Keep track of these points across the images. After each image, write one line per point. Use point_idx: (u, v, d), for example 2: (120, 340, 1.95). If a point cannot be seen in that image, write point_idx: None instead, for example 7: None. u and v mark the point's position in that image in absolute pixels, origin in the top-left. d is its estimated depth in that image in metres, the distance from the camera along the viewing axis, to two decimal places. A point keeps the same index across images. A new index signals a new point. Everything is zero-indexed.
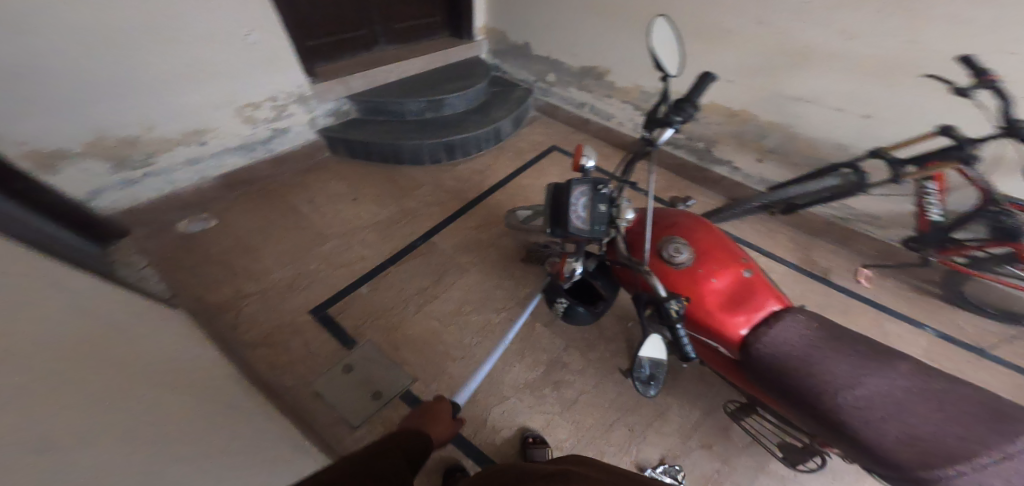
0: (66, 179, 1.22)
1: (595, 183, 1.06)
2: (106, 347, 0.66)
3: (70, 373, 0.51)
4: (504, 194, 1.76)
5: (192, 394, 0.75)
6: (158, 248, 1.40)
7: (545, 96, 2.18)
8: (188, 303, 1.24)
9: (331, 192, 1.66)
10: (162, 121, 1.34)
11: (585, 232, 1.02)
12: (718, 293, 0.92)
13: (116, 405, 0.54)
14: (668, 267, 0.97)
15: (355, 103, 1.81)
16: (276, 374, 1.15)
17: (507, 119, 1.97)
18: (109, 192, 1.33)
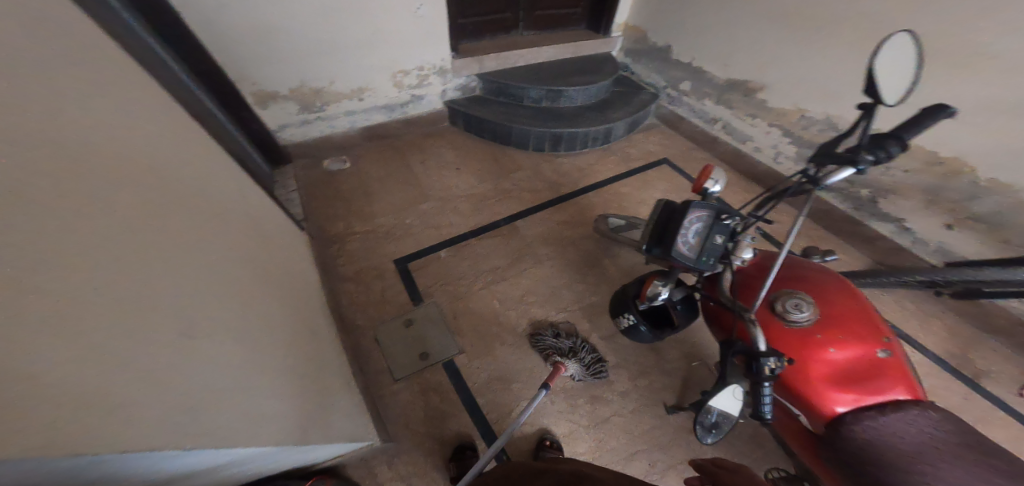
0: (269, 113, 1.57)
1: (719, 211, 0.94)
2: (248, 245, 0.84)
3: (217, 256, 0.67)
4: (599, 196, 1.70)
5: (286, 299, 0.91)
6: (305, 175, 1.71)
7: (672, 105, 2.00)
8: (313, 227, 1.51)
9: (441, 159, 1.81)
10: (341, 78, 1.62)
11: (689, 261, 0.94)
12: (833, 365, 0.75)
13: (239, 291, 0.69)
14: (776, 319, 0.81)
15: (482, 82, 1.92)
16: (353, 309, 1.33)
17: (623, 121, 1.87)
18: (291, 127, 1.66)
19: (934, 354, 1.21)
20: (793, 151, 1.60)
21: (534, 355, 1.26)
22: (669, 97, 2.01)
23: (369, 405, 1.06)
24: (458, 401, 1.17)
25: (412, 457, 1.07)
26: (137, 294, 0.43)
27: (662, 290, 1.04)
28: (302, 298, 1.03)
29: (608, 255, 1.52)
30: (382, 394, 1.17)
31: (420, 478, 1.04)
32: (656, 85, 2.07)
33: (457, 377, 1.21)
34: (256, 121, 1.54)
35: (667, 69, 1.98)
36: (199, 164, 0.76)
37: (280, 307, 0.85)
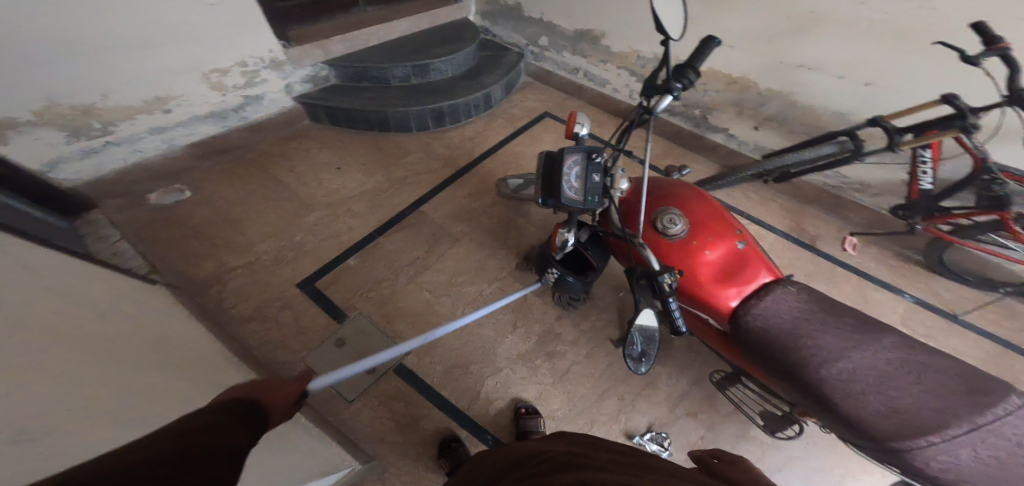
0: (14, 148, 1.13)
1: (589, 153, 1.03)
2: (91, 330, 0.62)
3: (48, 353, 0.48)
4: (496, 162, 1.72)
5: (177, 373, 0.72)
6: (133, 220, 1.33)
7: (537, 61, 2.10)
8: (170, 276, 1.19)
9: (315, 160, 1.59)
10: (119, 88, 1.23)
11: (578, 203, 1.01)
12: (711, 265, 0.93)
13: (96, 391, 0.51)
14: (662, 239, 0.97)
15: (333, 69, 1.70)
16: (268, 348, 1.13)
17: (498, 84, 1.89)
18: (69, 163, 1.24)
19: (774, 229, 1.60)
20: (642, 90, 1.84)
21: (483, 331, 1.27)
22: (533, 55, 2.10)
23: (331, 432, 0.96)
24: (423, 404, 1.11)
25: (398, 475, 1.00)
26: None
27: (568, 236, 1.11)
28: (201, 366, 0.84)
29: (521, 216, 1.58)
30: (341, 419, 1.06)
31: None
32: (518, 44, 2.13)
33: (414, 378, 1.15)
34: (7, 163, 1.10)
35: (524, 28, 2.04)
36: None
37: (172, 387, 0.67)
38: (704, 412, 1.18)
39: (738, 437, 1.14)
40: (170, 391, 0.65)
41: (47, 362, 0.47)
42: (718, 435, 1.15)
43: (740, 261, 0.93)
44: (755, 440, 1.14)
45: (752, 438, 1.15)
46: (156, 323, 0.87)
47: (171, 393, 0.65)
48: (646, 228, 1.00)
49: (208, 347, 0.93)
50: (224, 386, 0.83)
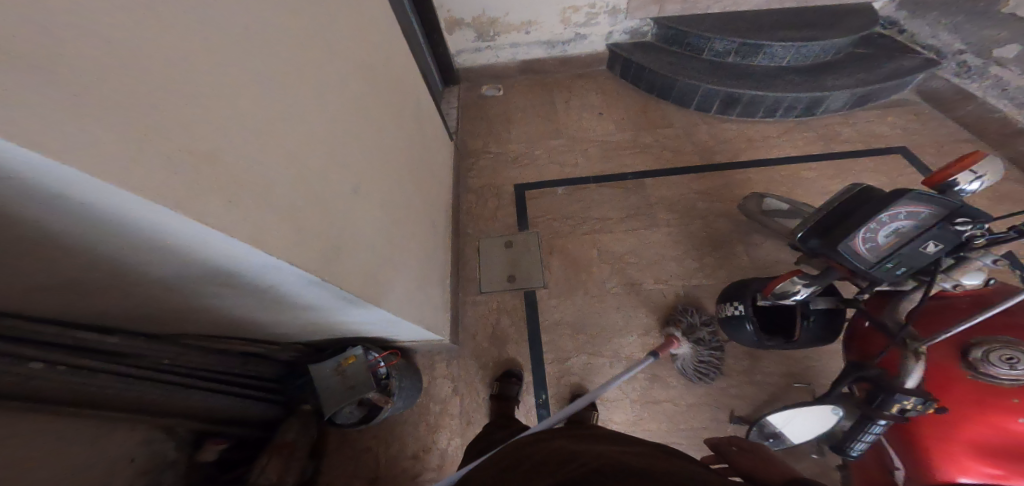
0: (453, 38, 1.76)
1: (954, 213, 0.62)
2: (384, 129, 1.00)
3: (349, 118, 0.82)
4: (759, 175, 1.43)
5: (403, 178, 1.09)
6: (465, 98, 1.90)
7: (960, 78, 1.45)
8: (459, 141, 1.70)
9: (587, 101, 1.76)
10: (516, 11, 1.66)
11: (860, 262, 0.73)
12: (1010, 438, 0.56)
13: (362, 157, 0.86)
14: (957, 361, 0.62)
15: (656, 27, 1.72)
16: (468, 218, 1.50)
17: (846, 91, 1.47)
18: (466, 53, 1.83)
19: None
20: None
21: (614, 315, 1.25)
22: (964, 68, 1.43)
23: (449, 310, 1.25)
24: (523, 332, 1.27)
25: (466, 364, 1.24)
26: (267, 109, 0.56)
27: (798, 289, 0.86)
28: (423, 202, 1.23)
29: (743, 242, 1.32)
30: (465, 301, 1.34)
31: (466, 386, 1.21)
32: (942, 48, 1.49)
33: (533, 307, 1.30)
34: (441, 45, 1.77)
35: (976, 28, 1.36)
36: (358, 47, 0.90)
37: (394, 181, 1.02)
38: None
39: None
40: (389, 187, 0.99)
41: (349, 127, 0.81)
42: None
43: None
44: None
45: None
46: (423, 153, 1.28)
47: (389, 188, 0.99)
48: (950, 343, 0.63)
49: (434, 187, 1.34)
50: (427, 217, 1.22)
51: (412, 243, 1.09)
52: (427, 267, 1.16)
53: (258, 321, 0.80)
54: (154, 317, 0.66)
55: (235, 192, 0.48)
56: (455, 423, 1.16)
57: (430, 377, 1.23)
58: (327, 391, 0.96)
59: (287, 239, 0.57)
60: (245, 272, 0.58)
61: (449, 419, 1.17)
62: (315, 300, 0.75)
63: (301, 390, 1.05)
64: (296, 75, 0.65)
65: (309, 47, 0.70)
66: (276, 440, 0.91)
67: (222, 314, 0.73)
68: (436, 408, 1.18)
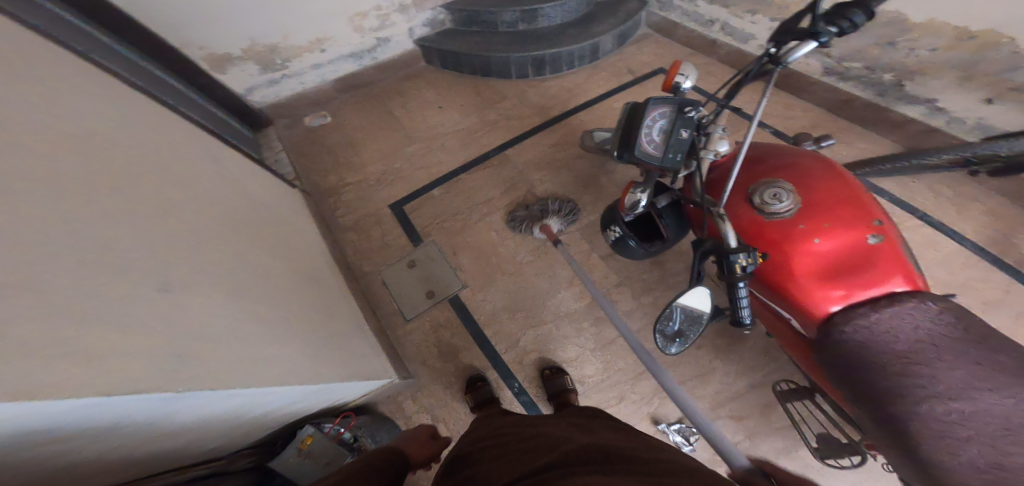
0: (228, 78, 1.50)
1: (681, 105, 0.89)
2: (206, 206, 0.82)
3: (151, 209, 0.64)
4: (591, 116, 1.65)
5: (259, 244, 0.92)
6: (291, 135, 1.67)
7: (664, 11, 1.88)
8: (308, 184, 1.52)
9: (423, 99, 1.74)
10: (297, 29, 1.50)
11: (654, 159, 0.90)
12: (821, 257, 0.70)
13: (192, 244, 0.69)
14: (754, 213, 0.77)
15: (450, 12, 1.76)
16: (358, 257, 1.37)
17: (609, 35, 1.77)
18: (260, 88, 1.59)
19: (952, 232, 1.22)
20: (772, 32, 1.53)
21: (538, 282, 1.32)
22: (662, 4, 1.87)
23: (384, 348, 1.15)
24: (468, 337, 1.26)
25: (431, 390, 1.20)
26: (22, 233, 0.40)
27: (641, 197, 1.00)
28: (299, 262, 1.07)
29: (605, 174, 1.52)
30: (397, 335, 1.27)
31: (444, 409, 1.17)
32: None
33: (464, 311, 1.29)
34: (219, 86, 1.48)
35: None
36: (105, 117, 0.69)
37: (253, 254, 0.86)
38: (753, 421, 1.05)
39: (780, 451, 1.01)
40: (254, 264, 0.84)
41: (160, 222, 0.64)
42: (756, 445, 1.03)
43: (865, 257, 0.67)
44: (798, 459, 1.00)
45: (796, 457, 1.01)
46: (269, 213, 1.11)
47: (253, 265, 0.84)
48: (742, 206, 0.80)
49: (307, 243, 1.19)
50: (313, 276, 1.08)
51: (310, 313, 0.96)
52: (337, 326, 1.03)
53: (161, 455, 0.63)
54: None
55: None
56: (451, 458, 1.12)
57: (406, 418, 1.17)
58: (306, 476, 0.90)
59: (125, 367, 0.44)
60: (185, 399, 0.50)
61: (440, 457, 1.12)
62: (202, 412, 0.58)
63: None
64: (33, 173, 0.46)
65: (37, 133, 0.51)
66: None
67: (109, 475, 0.55)
68: None
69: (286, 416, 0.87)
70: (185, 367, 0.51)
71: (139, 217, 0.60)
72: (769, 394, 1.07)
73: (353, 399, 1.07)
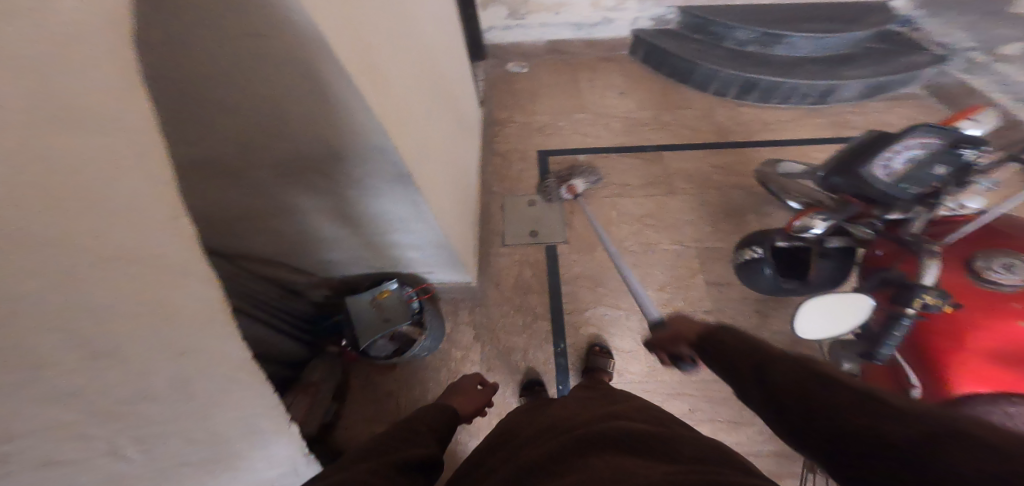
0: (486, 14, 1.84)
1: (957, 141, 0.75)
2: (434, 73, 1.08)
3: (419, 46, 0.89)
4: (771, 154, 1.55)
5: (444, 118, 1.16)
6: (492, 73, 1.96)
7: (969, 74, 1.59)
8: (487, 110, 1.78)
9: (612, 81, 1.85)
10: None
11: (879, 184, 0.83)
12: (1021, 343, 0.60)
13: (430, 81, 0.93)
14: (963, 274, 0.69)
15: (680, 15, 1.81)
16: (494, 177, 1.58)
17: (860, 81, 1.59)
18: (496, 31, 1.91)
19: None
20: None
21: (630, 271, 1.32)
22: (973, 64, 1.59)
23: (476, 255, 1.33)
24: (545, 282, 1.34)
25: (491, 307, 1.32)
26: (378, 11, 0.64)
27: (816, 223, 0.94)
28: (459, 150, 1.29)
29: (756, 210, 1.41)
30: (490, 252, 1.42)
31: (489, 331, 1.28)
32: (952, 45, 1.64)
33: (553, 260, 1.38)
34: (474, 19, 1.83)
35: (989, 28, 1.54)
36: None
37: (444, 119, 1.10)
38: None
39: None
40: (444, 125, 1.07)
41: (421, 56, 0.89)
42: None
43: None
44: None
45: None
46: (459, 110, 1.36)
47: (444, 125, 1.07)
48: (953, 260, 0.71)
49: (470, 146, 1.43)
50: (463, 169, 1.31)
51: (455, 188, 1.18)
52: (462, 211, 1.22)
53: (322, 228, 0.94)
54: (237, 204, 0.81)
55: (363, 67, 0.56)
56: (476, 367, 1.22)
57: (454, 322, 1.31)
58: (365, 321, 1.09)
59: (389, 124, 0.64)
60: (361, 186, 0.78)
61: (470, 363, 1.24)
62: (376, 205, 0.84)
63: (329, 332, 1.18)
64: None
65: None
66: (305, 380, 1.06)
67: (291, 214, 0.86)
68: (459, 350, 1.26)
69: (396, 260, 1.11)
70: (408, 147, 0.74)
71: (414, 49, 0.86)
72: None
73: (434, 279, 1.26)
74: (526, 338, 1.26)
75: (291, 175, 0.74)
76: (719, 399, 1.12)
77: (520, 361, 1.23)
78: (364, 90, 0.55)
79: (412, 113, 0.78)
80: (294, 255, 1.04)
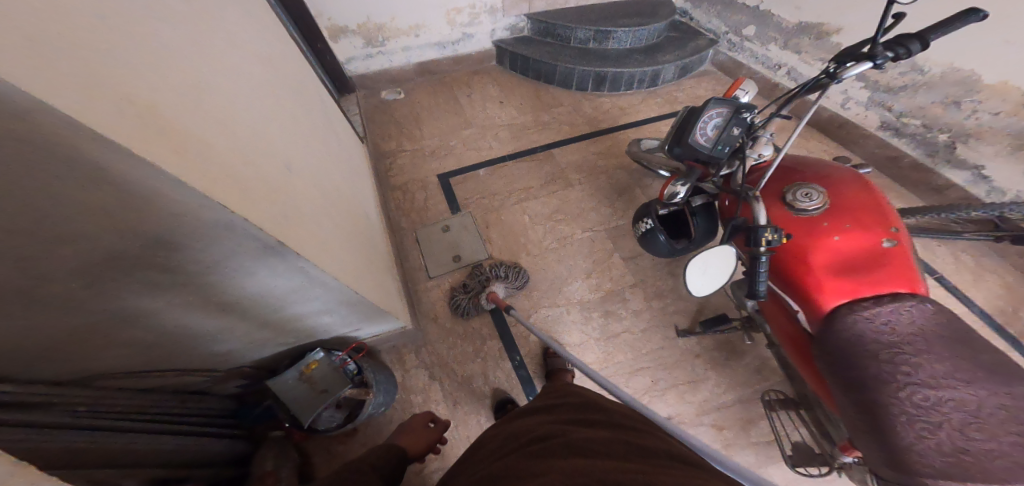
0: (342, 47, 1.74)
1: (738, 107, 0.97)
2: (303, 124, 0.98)
3: (257, 99, 0.78)
4: (638, 133, 1.77)
5: (329, 168, 1.06)
6: (367, 105, 1.86)
7: (731, 51, 1.98)
8: (371, 145, 1.69)
9: (487, 93, 1.91)
10: (402, 15, 1.72)
11: (702, 150, 1.00)
12: (837, 252, 0.77)
13: (278, 131, 0.82)
14: (784, 208, 0.85)
15: (530, 22, 1.95)
16: (399, 212, 1.51)
17: (672, 65, 1.90)
18: (356, 62, 1.82)
19: (966, 299, 1.31)
20: (864, 96, 1.55)
21: (557, 267, 1.39)
22: (731, 44, 1.98)
23: (404, 297, 1.26)
24: (483, 301, 1.34)
25: (437, 345, 1.27)
26: (174, 62, 0.52)
27: (679, 189, 1.10)
28: (355, 195, 1.20)
29: (642, 184, 1.60)
30: (418, 289, 1.36)
31: (442, 370, 1.22)
32: (715, 31, 2.03)
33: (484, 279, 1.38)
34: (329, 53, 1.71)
35: (730, 14, 1.92)
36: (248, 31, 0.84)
37: (323, 169, 1.01)
38: (731, 429, 1.14)
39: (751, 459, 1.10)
40: (322, 177, 0.97)
41: (261, 107, 0.78)
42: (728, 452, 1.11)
43: (876, 258, 0.75)
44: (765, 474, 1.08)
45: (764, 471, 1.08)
46: (343, 152, 1.26)
47: (321, 177, 0.97)
48: (774, 200, 0.88)
49: (364, 187, 1.34)
50: (365, 214, 1.22)
51: (362, 236, 1.10)
52: (375, 258, 1.15)
53: (187, 332, 0.75)
54: (51, 351, 0.60)
55: (172, 140, 0.44)
56: (440, 410, 1.16)
57: (403, 371, 1.23)
58: (297, 398, 0.97)
59: (236, 198, 0.54)
60: (229, 272, 0.65)
61: (433, 409, 1.17)
62: (257, 284, 0.72)
63: (263, 418, 1.05)
64: (207, 51, 0.63)
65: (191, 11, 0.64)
66: (257, 472, 0.92)
67: (134, 333, 0.68)
68: (417, 398, 1.18)
69: (309, 330, 0.99)
70: (269, 213, 0.63)
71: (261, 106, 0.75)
72: (754, 403, 1.17)
73: (363, 335, 1.15)
74: (482, 362, 1.24)
75: (157, 287, 0.60)
76: (668, 359, 1.24)
77: (483, 387, 1.20)
78: (184, 173, 0.43)
79: (269, 175, 0.69)
80: (169, 370, 0.82)
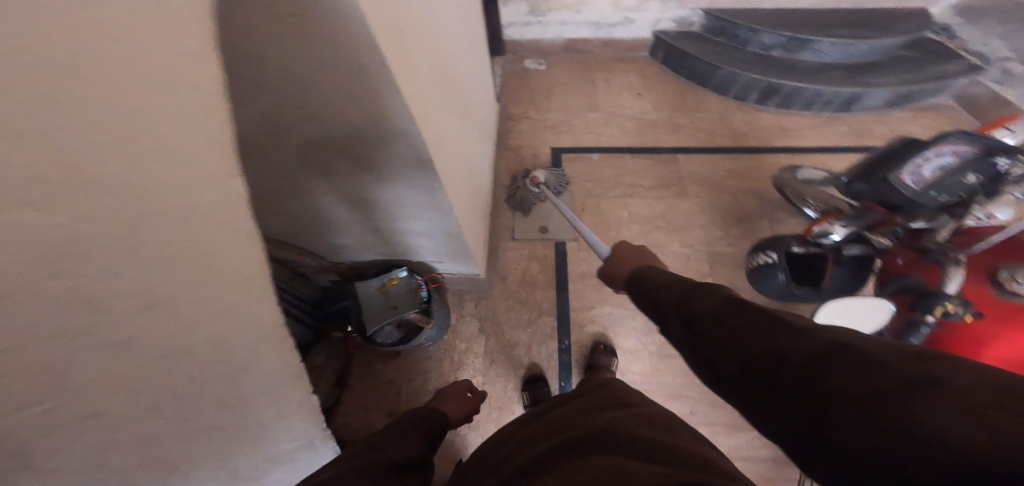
0: (507, 11, 1.84)
1: (993, 149, 0.75)
2: (463, 66, 1.08)
3: (448, 34, 0.90)
4: (787, 161, 1.53)
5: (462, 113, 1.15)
6: (510, 69, 1.96)
7: (1006, 84, 1.56)
8: (501, 106, 1.78)
9: (628, 82, 1.84)
10: None
11: (904, 192, 0.85)
12: None
13: (453, 67, 0.94)
14: None
15: (703, 17, 1.78)
16: (505, 173, 1.58)
17: (887, 90, 1.57)
18: (514, 27, 1.91)
19: None
20: None
21: None
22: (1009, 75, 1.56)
23: (484, 248, 1.33)
24: (552, 279, 1.35)
25: (496, 302, 1.33)
26: None
27: (835, 230, 0.97)
28: (478, 143, 1.29)
29: (768, 218, 1.39)
30: (499, 247, 1.43)
31: (492, 326, 1.29)
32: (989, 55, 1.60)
33: (561, 258, 1.39)
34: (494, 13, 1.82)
35: None
36: None
37: (467, 111, 1.11)
38: None
39: None
40: (466, 117, 1.08)
41: (450, 42, 0.89)
42: None
43: None
44: None
45: None
46: (479, 101, 1.36)
47: (466, 118, 1.08)
48: None
49: (484, 140, 1.43)
50: (478, 164, 1.31)
51: (474, 181, 1.20)
52: (476, 202, 1.24)
53: (332, 212, 0.94)
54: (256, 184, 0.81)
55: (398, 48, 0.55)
56: (478, 360, 1.23)
57: (459, 314, 1.32)
58: (371, 306, 1.12)
59: (415, 111, 0.64)
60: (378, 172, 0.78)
61: (472, 357, 1.25)
62: (387, 192, 0.85)
63: (333, 317, 1.21)
64: None
65: None
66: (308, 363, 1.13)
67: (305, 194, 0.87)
68: (462, 342, 1.27)
69: (405, 248, 1.13)
70: (430, 133, 0.74)
71: (446, 36, 0.87)
72: None
73: (442, 269, 1.27)
74: (531, 332, 1.27)
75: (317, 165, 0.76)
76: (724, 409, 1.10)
77: (523, 355, 1.23)
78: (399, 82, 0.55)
79: (438, 100, 0.80)
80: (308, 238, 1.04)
